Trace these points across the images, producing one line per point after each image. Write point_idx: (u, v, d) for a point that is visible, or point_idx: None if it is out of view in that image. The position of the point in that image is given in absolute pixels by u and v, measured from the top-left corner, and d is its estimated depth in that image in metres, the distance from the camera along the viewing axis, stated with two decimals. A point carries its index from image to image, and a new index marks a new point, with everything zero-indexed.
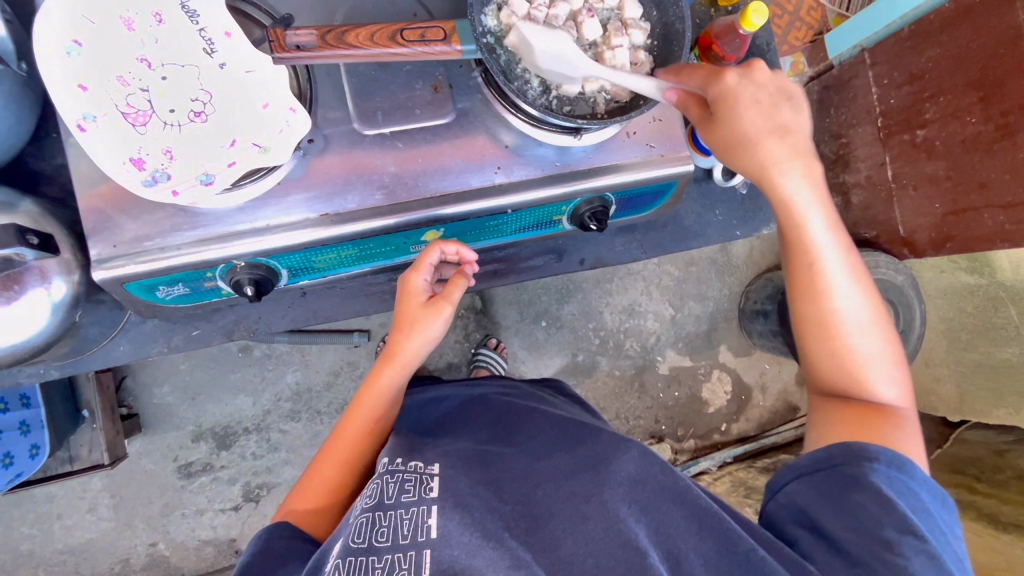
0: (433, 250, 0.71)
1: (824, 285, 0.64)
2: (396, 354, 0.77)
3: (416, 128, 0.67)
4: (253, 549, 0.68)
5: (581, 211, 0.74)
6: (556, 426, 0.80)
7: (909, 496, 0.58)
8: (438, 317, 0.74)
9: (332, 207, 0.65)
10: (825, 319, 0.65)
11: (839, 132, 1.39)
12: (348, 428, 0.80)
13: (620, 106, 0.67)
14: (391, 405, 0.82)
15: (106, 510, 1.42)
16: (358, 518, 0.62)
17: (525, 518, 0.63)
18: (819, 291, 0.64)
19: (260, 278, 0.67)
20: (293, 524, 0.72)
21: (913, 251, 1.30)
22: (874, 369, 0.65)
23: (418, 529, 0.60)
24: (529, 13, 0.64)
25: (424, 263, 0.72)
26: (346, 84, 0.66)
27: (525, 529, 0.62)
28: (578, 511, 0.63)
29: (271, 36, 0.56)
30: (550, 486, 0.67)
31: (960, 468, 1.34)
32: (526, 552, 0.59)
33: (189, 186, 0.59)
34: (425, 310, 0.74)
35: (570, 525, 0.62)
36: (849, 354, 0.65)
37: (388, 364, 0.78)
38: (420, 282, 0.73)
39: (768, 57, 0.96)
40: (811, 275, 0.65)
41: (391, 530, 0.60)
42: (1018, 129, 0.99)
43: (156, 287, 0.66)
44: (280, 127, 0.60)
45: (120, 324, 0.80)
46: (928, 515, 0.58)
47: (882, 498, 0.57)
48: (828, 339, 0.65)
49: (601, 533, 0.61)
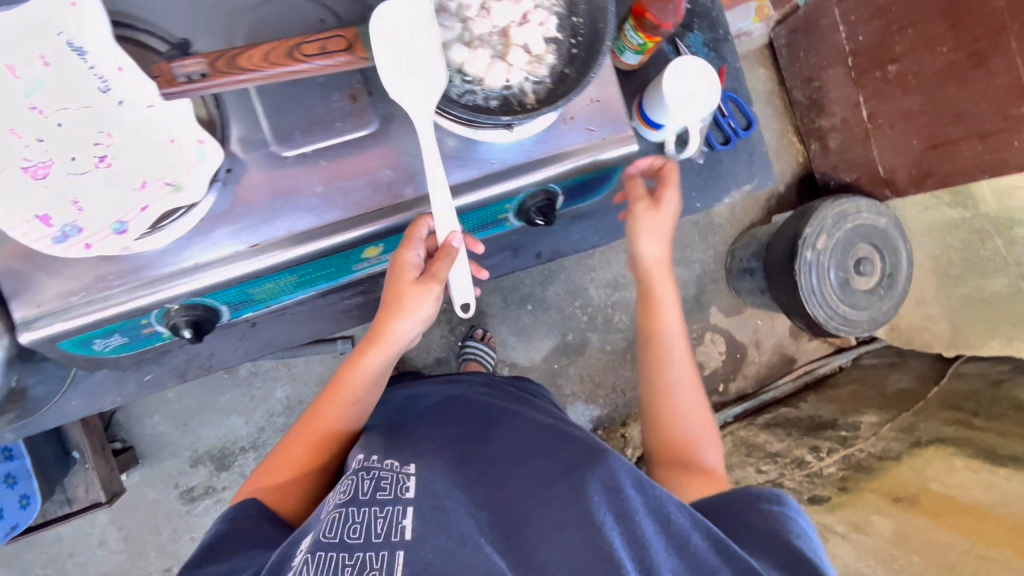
0: (422, 224, 0.64)
1: (668, 354, 0.83)
2: (381, 335, 0.72)
3: (338, 142, 0.64)
4: (217, 530, 0.69)
5: (527, 206, 0.73)
6: (530, 427, 0.81)
7: (793, 523, 0.65)
8: (425, 296, 0.65)
9: (260, 236, 0.62)
10: (666, 380, 0.83)
11: (812, 76, 1.53)
12: (328, 409, 0.78)
13: (550, 92, 0.64)
14: (373, 386, 0.80)
15: (116, 542, 1.45)
16: (331, 514, 0.62)
17: (504, 525, 0.65)
18: (662, 357, 0.83)
19: (199, 318, 0.64)
20: (260, 500, 0.73)
21: (894, 190, 1.41)
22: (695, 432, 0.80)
23: (392, 528, 0.61)
24: (443, 5, 0.61)
25: (413, 237, 0.64)
26: (257, 105, 0.62)
27: (503, 535, 0.64)
28: (555, 517, 0.63)
29: (157, 71, 0.52)
30: (532, 493, 0.68)
31: (959, 403, 1.37)
32: (500, 560, 0.60)
33: (103, 237, 0.56)
34: (414, 288, 0.64)
35: (549, 529, 0.63)
36: (676, 416, 0.81)
37: (375, 345, 0.73)
38: (411, 258, 0.65)
39: (713, 15, 0.90)
40: (659, 342, 0.84)
41: (363, 527, 0.60)
42: (990, 54, 1.10)
43: (91, 341, 0.63)
44: (189, 162, 0.57)
45: (69, 379, 0.78)
46: (810, 539, 0.65)
47: (770, 537, 0.63)
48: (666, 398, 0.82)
49: (578, 542, 0.61)
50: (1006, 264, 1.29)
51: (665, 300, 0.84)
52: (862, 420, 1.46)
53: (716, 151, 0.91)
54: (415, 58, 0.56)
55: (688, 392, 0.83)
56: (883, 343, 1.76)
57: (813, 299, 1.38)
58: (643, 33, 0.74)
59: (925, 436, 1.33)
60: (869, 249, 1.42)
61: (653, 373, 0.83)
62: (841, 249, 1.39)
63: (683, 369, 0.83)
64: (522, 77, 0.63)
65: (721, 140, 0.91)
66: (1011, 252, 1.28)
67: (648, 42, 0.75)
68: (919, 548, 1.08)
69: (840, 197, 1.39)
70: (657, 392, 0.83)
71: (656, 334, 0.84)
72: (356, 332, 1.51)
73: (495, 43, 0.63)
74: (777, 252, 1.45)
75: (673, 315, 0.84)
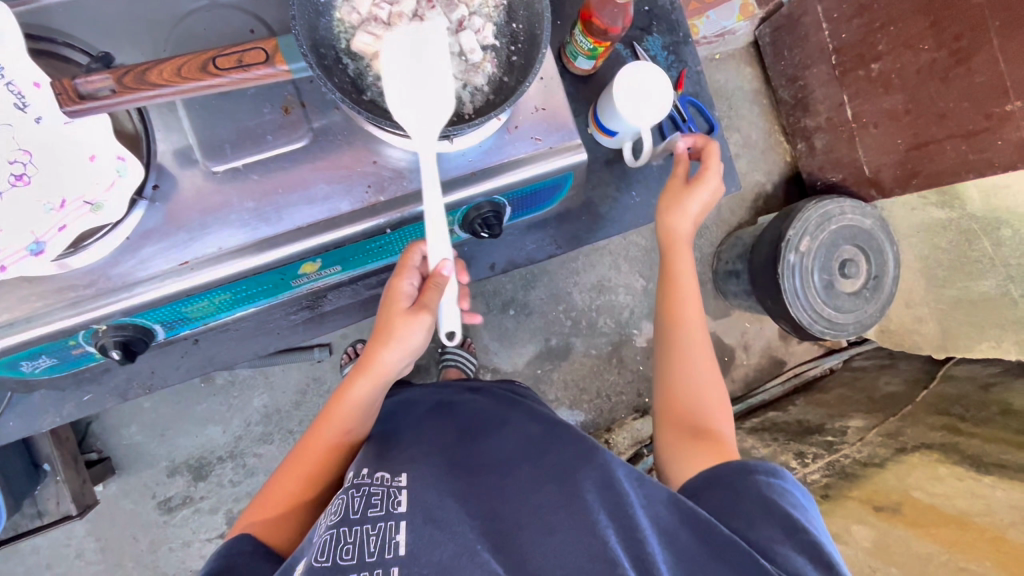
0: (415, 250, 0.69)
1: (686, 312, 0.81)
2: (370, 364, 0.71)
3: (269, 156, 0.62)
4: (212, 566, 0.66)
5: (471, 218, 0.70)
6: (516, 435, 0.78)
7: (787, 496, 0.65)
8: (418, 325, 0.66)
9: (189, 254, 0.61)
10: (681, 336, 0.81)
11: (796, 75, 1.50)
12: (318, 438, 0.76)
13: (489, 101, 0.62)
14: (363, 416, 0.78)
15: (94, 553, 1.44)
16: (323, 537, 0.60)
17: (496, 533, 0.62)
18: (681, 313, 0.81)
19: (129, 338, 0.63)
20: (255, 534, 0.70)
21: (880, 190, 1.37)
22: (709, 391, 0.78)
23: (386, 545, 0.58)
24: (372, 13, 0.59)
25: (407, 265, 0.68)
26: (184, 119, 0.60)
27: (497, 543, 0.61)
28: (545, 522, 0.63)
29: (57, 88, 0.50)
30: (512, 502, 0.65)
31: (945, 409, 1.33)
32: (499, 565, 0.58)
33: (18, 256, 0.54)
34: (405, 315, 0.66)
35: (539, 536, 0.61)
36: (691, 372, 0.79)
37: (363, 375, 0.73)
38: (405, 286, 0.68)
39: (673, 17, 0.90)
40: (677, 296, 0.82)
41: (356, 547, 0.58)
42: (972, 52, 1.07)
43: (17, 363, 0.62)
44: (111, 179, 0.56)
45: (6, 402, 0.81)
46: (804, 511, 0.65)
47: (767, 505, 0.63)
48: (681, 350, 0.80)
49: (571, 546, 0.60)
50: (997, 266, 1.25)
51: (683, 257, 0.82)
52: (850, 424, 1.42)
53: None
54: (422, 76, 0.55)
55: (704, 375, 0.79)
56: (874, 344, 1.73)
57: (796, 303, 1.35)
58: (592, 38, 0.72)
59: (910, 442, 1.28)
60: (854, 250, 1.39)
61: (670, 329, 0.81)
62: (825, 252, 1.36)
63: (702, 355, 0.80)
64: (459, 86, 0.61)
65: None
66: (998, 252, 1.24)
67: (598, 47, 0.73)
68: (897, 560, 1.06)
69: (820, 198, 1.37)
70: (674, 346, 0.81)
71: (674, 289, 0.82)
72: (334, 340, 1.50)
73: None
74: (761, 253, 1.42)
75: (689, 271, 0.82)
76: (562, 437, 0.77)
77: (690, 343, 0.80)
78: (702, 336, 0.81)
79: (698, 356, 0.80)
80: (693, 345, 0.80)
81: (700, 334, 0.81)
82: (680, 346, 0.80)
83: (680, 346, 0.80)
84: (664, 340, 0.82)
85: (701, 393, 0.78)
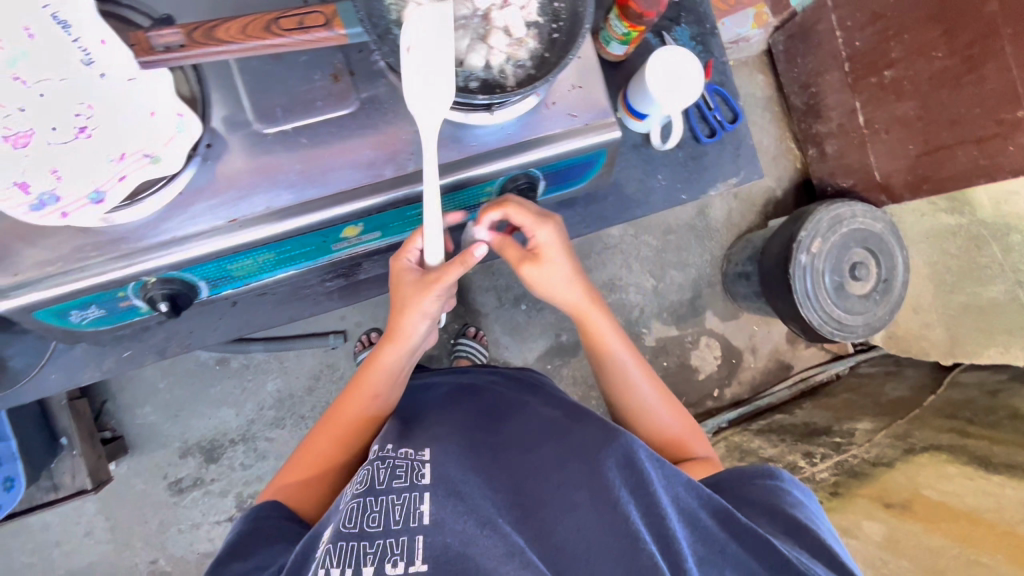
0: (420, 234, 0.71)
1: (621, 371, 0.85)
2: (399, 334, 0.75)
3: (319, 121, 0.64)
4: (238, 528, 0.69)
5: (508, 188, 0.74)
6: (544, 414, 0.79)
7: (790, 492, 0.70)
8: (427, 294, 0.69)
9: (237, 212, 0.63)
10: (626, 391, 0.86)
11: (809, 82, 1.53)
12: (348, 408, 0.79)
13: (530, 74, 0.64)
14: (393, 384, 0.80)
15: (102, 532, 1.44)
16: (349, 504, 0.62)
17: (519, 504, 0.64)
18: (618, 372, 0.85)
19: (175, 292, 0.66)
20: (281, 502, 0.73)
21: (890, 195, 1.41)
22: (670, 425, 0.85)
23: (411, 515, 0.59)
24: None
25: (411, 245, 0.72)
26: (239, 82, 0.63)
27: (518, 516, 0.62)
28: (567, 498, 0.63)
29: (133, 39, 0.54)
30: (542, 476, 0.66)
31: (952, 413, 1.34)
32: (519, 538, 0.59)
33: (81, 205, 0.57)
34: (415, 285, 0.69)
35: (562, 511, 0.62)
36: (647, 416, 0.86)
37: (392, 342, 0.76)
38: (405, 263, 0.72)
39: (700, 10, 0.93)
40: (608, 360, 0.85)
41: (382, 515, 0.60)
42: (982, 61, 1.08)
43: (67, 312, 0.64)
44: (171, 135, 0.58)
45: (47, 353, 0.85)
46: (805, 504, 0.70)
47: (772, 503, 0.68)
48: (631, 400, 0.86)
49: (595, 521, 0.61)
50: (1003, 271, 1.26)
51: (600, 324, 0.83)
52: (858, 426, 1.43)
53: (701, 143, 0.93)
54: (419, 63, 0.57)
55: (658, 410, 0.86)
56: (881, 351, 1.75)
57: (808, 303, 1.37)
58: (628, 22, 0.75)
59: (919, 443, 1.29)
60: (864, 253, 1.40)
61: (617, 385, 0.86)
62: (836, 253, 1.38)
63: (645, 388, 0.85)
64: (503, 59, 0.64)
65: (708, 132, 0.95)
66: (1008, 258, 1.25)
67: (633, 31, 0.76)
68: (909, 554, 1.06)
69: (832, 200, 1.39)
70: (623, 400, 0.87)
71: (603, 353, 0.85)
72: (348, 327, 1.52)
73: (474, 26, 0.63)
74: (773, 253, 1.44)
75: (610, 332, 0.84)
76: (587, 417, 0.78)
77: (636, 392, 0.85)
78: (645, 376, 0.86)
79: (646, 399, 0.85)
80: (638, 393, 0.86)
81: (641, 379, 0.85)
82: (628, 399, 0.86)
83: (628, 398, 0.86)
84: (615, 394, 0.88)
85: (661, 434, 0.85)
